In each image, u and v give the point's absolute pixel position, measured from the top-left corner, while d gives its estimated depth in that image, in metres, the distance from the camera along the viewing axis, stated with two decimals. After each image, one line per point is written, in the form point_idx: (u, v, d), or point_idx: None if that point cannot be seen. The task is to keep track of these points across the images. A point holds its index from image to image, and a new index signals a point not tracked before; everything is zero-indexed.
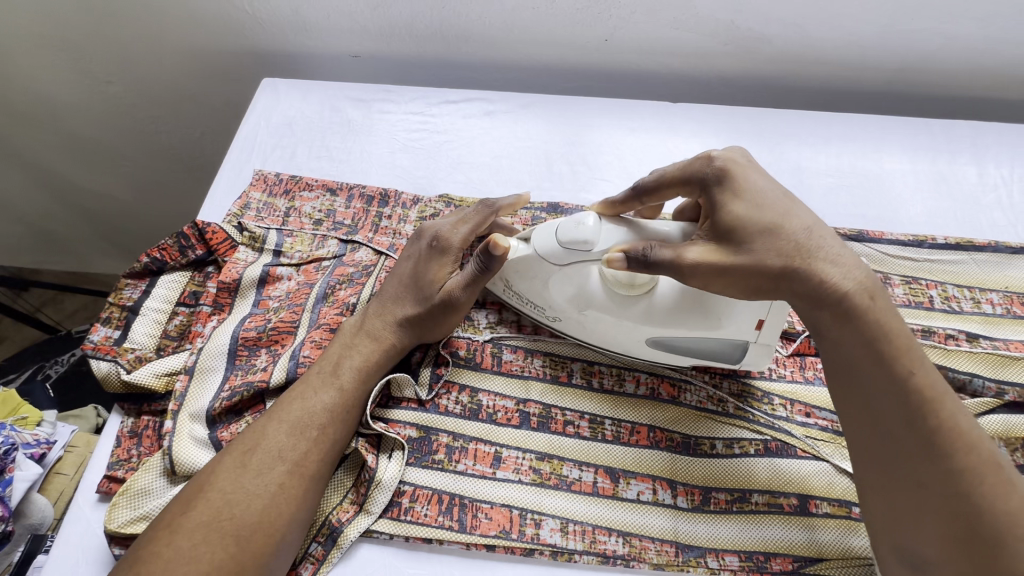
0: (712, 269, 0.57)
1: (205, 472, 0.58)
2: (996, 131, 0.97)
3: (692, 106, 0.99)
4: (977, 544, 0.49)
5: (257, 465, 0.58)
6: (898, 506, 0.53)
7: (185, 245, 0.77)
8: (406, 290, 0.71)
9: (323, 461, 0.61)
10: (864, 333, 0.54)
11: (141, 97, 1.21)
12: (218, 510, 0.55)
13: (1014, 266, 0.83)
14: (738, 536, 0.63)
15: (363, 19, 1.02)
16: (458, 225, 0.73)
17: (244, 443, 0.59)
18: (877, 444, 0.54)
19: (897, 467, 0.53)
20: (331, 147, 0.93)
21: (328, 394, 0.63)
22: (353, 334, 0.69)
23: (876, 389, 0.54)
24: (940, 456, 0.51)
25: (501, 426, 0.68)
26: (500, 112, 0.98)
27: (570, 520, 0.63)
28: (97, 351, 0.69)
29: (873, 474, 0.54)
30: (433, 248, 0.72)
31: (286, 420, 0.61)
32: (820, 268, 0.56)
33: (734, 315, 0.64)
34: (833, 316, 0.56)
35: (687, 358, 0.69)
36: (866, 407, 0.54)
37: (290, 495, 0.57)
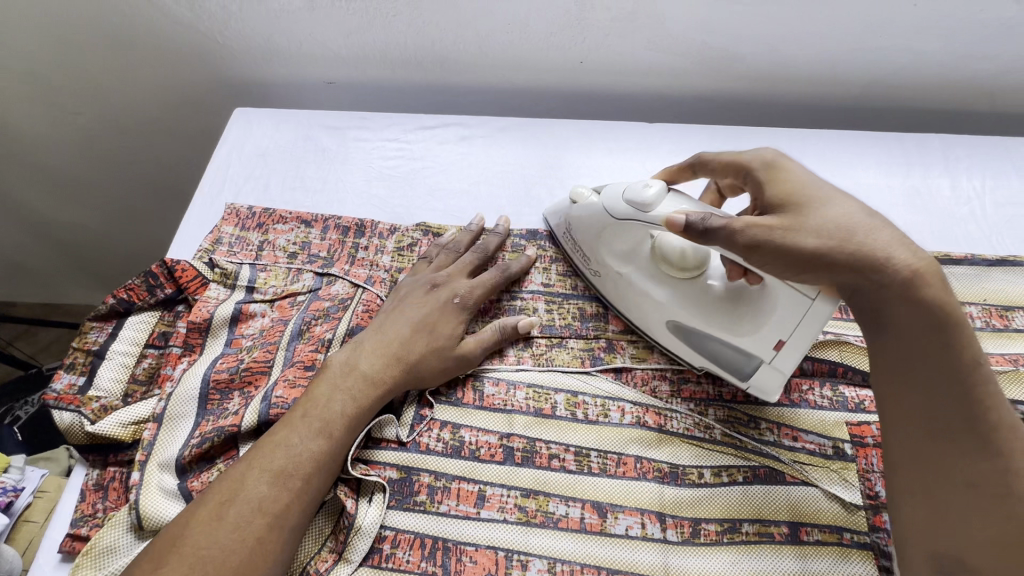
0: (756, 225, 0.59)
1: (178, 523, 0.55)
2: (966, 144, 0.98)
3: (667, 126, 1.00)
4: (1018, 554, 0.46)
5: (233, 518, 0.55)
6: (937, 505, 0.50)
7: (153, 284, 0.75)
8: (419, 334, 0.70)
9: (303, 511, 0.58)
10: (923, 322, 0.53)
11: (112, 127, 1.18)
12: (190, 569, 0.52)
13: (991, 279, 0.83)
14: (731, 568, 0.61)
15: (336, 46, 1.02)
16: (477, 286, 0.75)
17: (220, 493, 0.56)
18: (924, 436, 0.52)
19: (943, 461, 0.51)
20: (305, 177, 0.92)
21: (316, 442, 0.61)
22: (341, 376, 0.66)
23: (927, 379, 0.52)
24: (988, 455, 0.49)
25: (484, 463, 0.66)
26: (476, 137, 0.97)
27: (557, 560, 0.61)
28: (60, 401, 0.66)
29: (913, 469, 0.52)
30: (456, 304, 0.74)
31: (268, 468, 0.58)
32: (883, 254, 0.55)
33: (752, 322, 0.65)
34: (892, 299, 0.55)
35: (706, 357, 0.71)
36: (916, 396, 0.53)
37: (265, 551, 0.55)
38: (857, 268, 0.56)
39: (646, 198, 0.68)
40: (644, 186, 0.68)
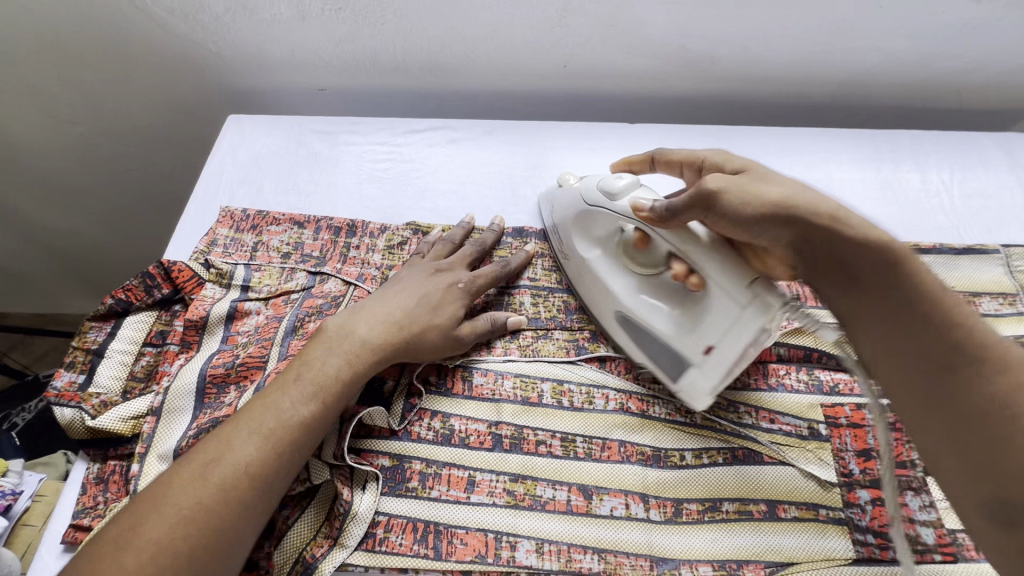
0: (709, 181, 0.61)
1: (164, 482, 0.54)
2: (934, 139, 1.02)
3: (648, 126, 1.03)
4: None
5: (219, 479, 0.54)
6: (963, 448, 0.47)
7: (151, 285, 0.77)
8: (421, 307, 0.72)
9: (287, 475, 0.59)
10: (876, 263, 0.53)
11: (107, 136, 1.21)
12: (172, 527, 0.51)
13: (959, 266, 0.87)
14: (712, 545, 0.64)
15: (326, 54, 1.05)
16: (482, 275, 0.78)
17: (207, 454, 0.56)
18: (924, 376, 0.50)
19: (950, 397, 0.48)
20: (297, 181, 0.94)
21: (306, 408, 0.61)
22: (338, 341, 0.66)
23: (902, 317, 0.51)
24: (989, 374, 0.47)
25: (474, 450, 0.68)
26: (463, 139, 1.00)
27: (544, 540, 0.63)
28: (60, 398, 0.68)
29: (925, 417, 0.50)
30: (461, 287, 0.76)
31: (258, 432, 0.58)
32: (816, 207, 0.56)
33: (685, 325, 0.66)
34: (842, 247, 0.55)
35: (647, 351, 0.72)
36: (896, 346, 0.52)
37: (248, 512, 0.55)
38: (797, 225, 0.57)
39: (617, 187, 0.70)
40: (618, 177, 0.71)
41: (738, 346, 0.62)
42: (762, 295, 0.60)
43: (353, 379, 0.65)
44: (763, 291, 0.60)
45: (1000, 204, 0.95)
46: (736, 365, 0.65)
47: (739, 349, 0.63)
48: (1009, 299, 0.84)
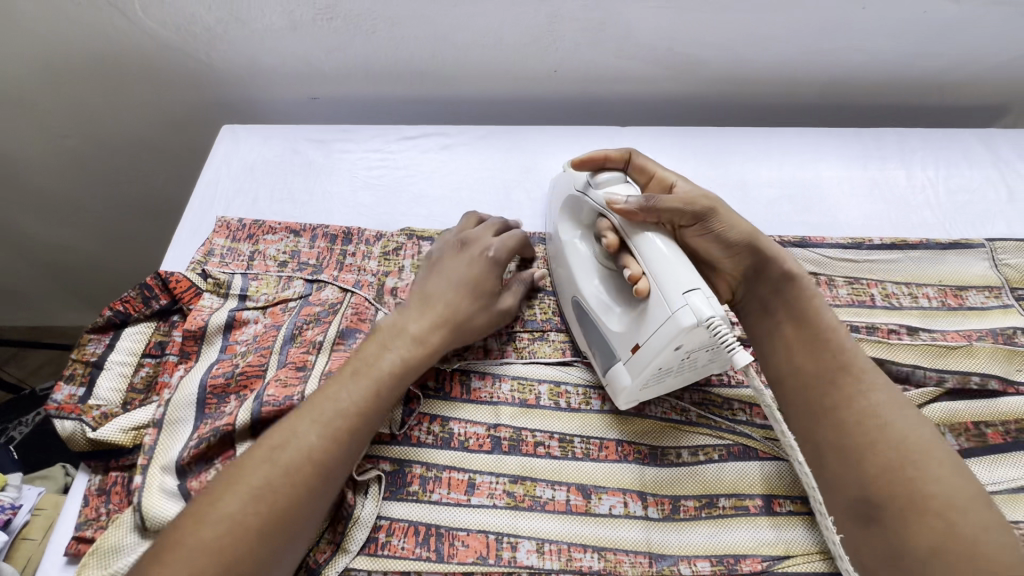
0: (703, 196, 0.67)
1: (234, 466, 0.57)
2: (919, 137, 1.04)
3: (638, 129, 1.05)
4: (913, 470, 0.54)
5: (286, 463, 0.57)
6: (843, 449, 0.58)
7: (149, 295, 0.77)
8: (461, 285, 0.72)
9: (348, 461, 0.60)
10: (796, 301, 0.66)
11: (101, 148, 1.21)
12: (245, 505, 0.54)
13: (946, 261, 0.88)
14: (710, 541, 0.65)
15: (319, 63, 1.06)
16: (507, 245, 0.78)
17: (273, 440, 0.58)
18: (819, 390, 0.61)
19: (836, 407, 0.59)
20: (292, 190, 0.95)
21: (360, 397, 0.62)
22: (393, 335, 0.68)
23: (811, 344, 0.64)
24: (866, 393, 0.59)
25: (473, 452, 0.69)
26: (457, 145, 1.01)
27: (545, 540, 0.64)
28: (61, 410, 0.68)
29: (816, 423, 0.61)
30: (490, 257, 0.76)
31: (319, 420, 0.60)
32: (768, 247, 0.68)
33: (627, 323, 0.66)
34: (777, 284, 0.67)
35: (599, 348, 0.72)
36: (805, 366, 0.63)
37: (313, 495, 0.57)
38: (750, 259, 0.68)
39: (601, 177, 0.71)
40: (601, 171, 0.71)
41: (661, 352, 0.60)
42: (692, 305, 0.57)
43: (406, 373, 0.66)
44: (695, 301, 0.57)
45: (985, 199, 0.97)
46: (665, 369, 0.63)
47: (661, 354, 0.60)
48: (994, 292, 0.86)
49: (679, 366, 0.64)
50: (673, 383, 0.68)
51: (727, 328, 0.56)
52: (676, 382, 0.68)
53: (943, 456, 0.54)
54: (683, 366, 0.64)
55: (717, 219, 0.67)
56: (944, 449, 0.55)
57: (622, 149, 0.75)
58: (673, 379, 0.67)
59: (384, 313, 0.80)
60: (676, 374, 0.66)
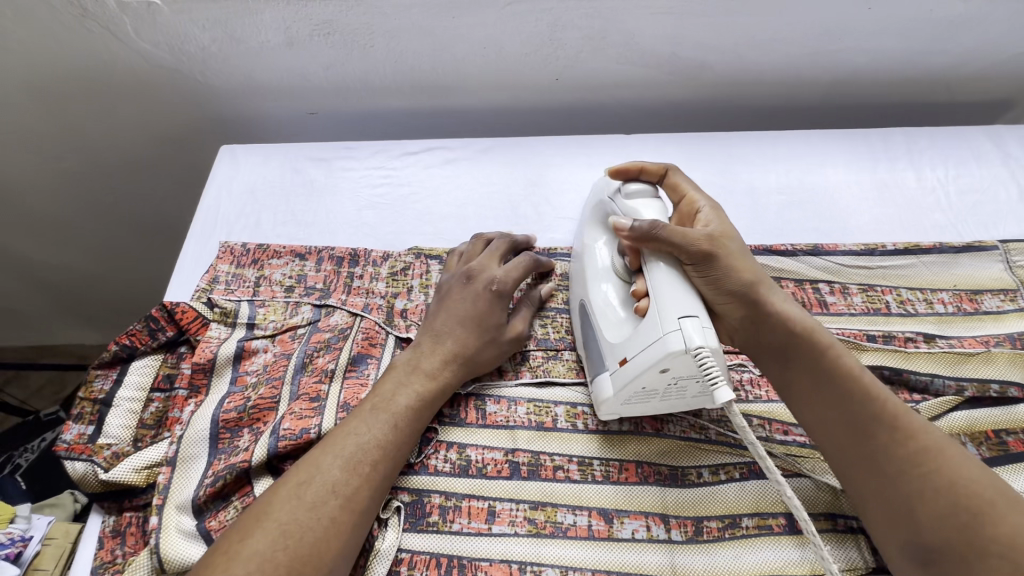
0: (703, 238, 0.62)
1: (260, 503, 0.55)
2: (927, 136, 1.03)
3: (645, 137, 1.03)
4: (966, 514, 0.53)
5: (311, 498, 0.55)
6: (887, 499, 0.57)
7: (155, 328, 0.76)
8: (467, 322, 0.71)
9: (372, 497, 0.59)
10: (806, 347, 0.63)
11: (97, 169, 1.18)
12: (273, 542, 0.52)
13: (960, 264, 0.87)
14: (735, 563, 0.64)
15: (316, 78, 1.04)
16: (514, 272, 0.76)
17: (298, 475, 0.57)
18: (853, 438, 0.60)
19: (874, 455, 0.59)
20: (295, 211, 0.93)
21: (380, 430, 0.62)
22: (409, 372, 0.68)
23: (833, 393, 0.61)
24: (903, 439, 0.58)
25: (492, 479, 0.68)
26: (460, 159, 1.00)
27: (569, 568, 0.63)
28: (71, 451, 0.67)
29: (858, 474, 0.60)
30: (494, 290, 0.74)
31: (341, 454, 0.59)
32: (767, 292, 0.64)
33: (619, 339, 0.65)
34: (784, 331, 0.63)
35: (593, 358, 0.71)
36: (835, 416, 0.61)
37: (339, 530, 0.55)
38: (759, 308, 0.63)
39: (631, 189, 0.70)
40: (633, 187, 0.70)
41: (646, 372, 0.59)
42: (684, 332, 0.56)
43: (422, 408, 0.66)
44: (688, 329, 0.56)
45: (996, 199, 0.96)
46: (649, 390, 0.63)
47: (644, 375, 0.60)
48: (1009, 295, 0.85)
49: (665, 391, 0.63)
50: (656, 408, 0.67)
51: (714, 362, 0.55)
52: (660, 406, 0.67)
53: (998, 495, 0.53)
54: (669, 392, 0.63)
55: (719, 266, 0.62)
56: (997, 486, 0.54)
57: (660, 164, 0.73)
58: (657, 403, 0.66)
59: (395, 338, 0.78)
60: (661, 398, 0.64)
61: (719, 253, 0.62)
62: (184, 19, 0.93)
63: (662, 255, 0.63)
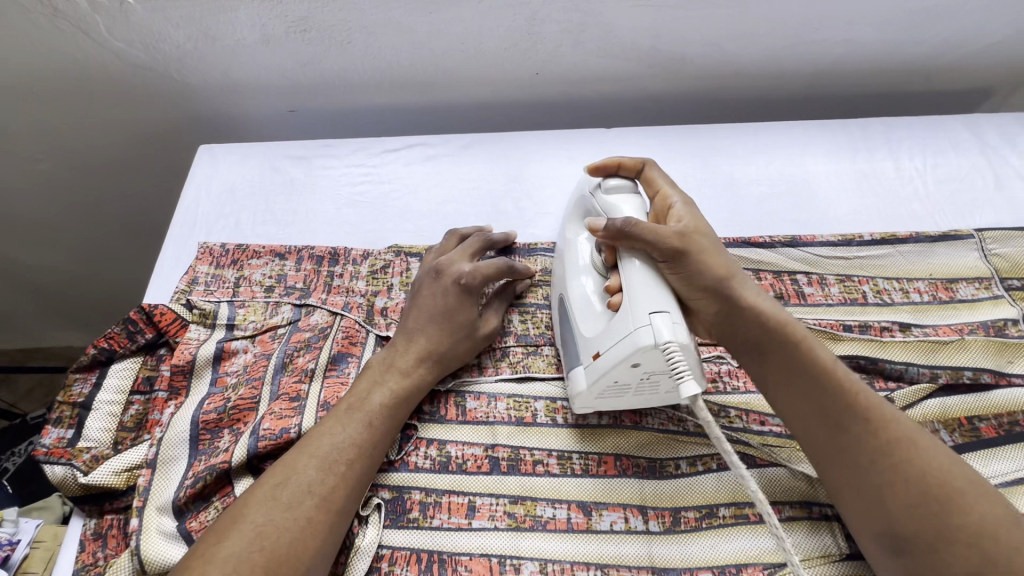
0: (675, 235, 0.63)
1: (236, 505, 0.57)
2: (905, 126, 1.04)
3: (625, 130, 1.03)
4: (934, 504, 0.54)
5: (287, 499, 0.56)
6: (859, 490, 0.58)
7: (134, 330, 0.76)
8: (437, 320, 0.72)
9: (349, 497, 0.60)
10: (779, 341, 0.63)
11: (75, 170, 1.17)
12: (250, 543, 0.53)
13: (936, 253, 0.88)
14: (711, 552, 0.65)
15: (295, 75, 1.03)
16: (484, 265, 0.75)
17: (274, 476, 0.58)
18: (825, 431, 0.60)
19: (846, 445, 0.59)
20: (275, 210, 0.93)
21: (355, 430, 0.63)
22: (384, 372, 0.68)
23: (806, 386, 0.61)
24: (875, 430, 0.58)
25: (472, 475, 0.69)
26: (441, 156, 1.00)
27: (548, 560, 0.64)
28: (50, 455, 0.67)
29: (832, 464, 0.60)
30: (463, 286, 0.73)
31: (316, 455, 0.60)
32: (739, 288, 0.64)
33: (592, 335, 0.65)
34: (757, 325, 0.64)
35: (569, 353, 0.71)
36: (808, 408, 0.61)
37: (316, 528, 0.56)
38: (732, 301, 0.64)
39: (610, 184, 0.70)
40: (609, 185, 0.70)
41: (617, 366, 0.60)
42: (653, 326, 0.57)
43: (396, 407, 0.66)
44: (658, 323, 0.57)
45: (973, 187, 0.97)
46: (621, 384, 0.63)
47: (617, 369, 0.60)
48: (984, 283, 0.86)
49: (637, 385, 0.63)
50: (631, 402, 0.68)
51: (682, 356, 0.55)
52: (635, 402, 0.67)
53: (968, 484, 0.54)
54: (642, 386, 0.63)
55: (690, 261, 0.62)
56: (966, 473, 0.55)
57: (637, 159, 0.74)
58: (631, 397, 0.66)
59: (376, 336, 0.78)
60: (634, 392, 0.65)
61: (690, 248, 0.63)
62: (157, 17, 0.92)
63: (636, 251, 0.64)
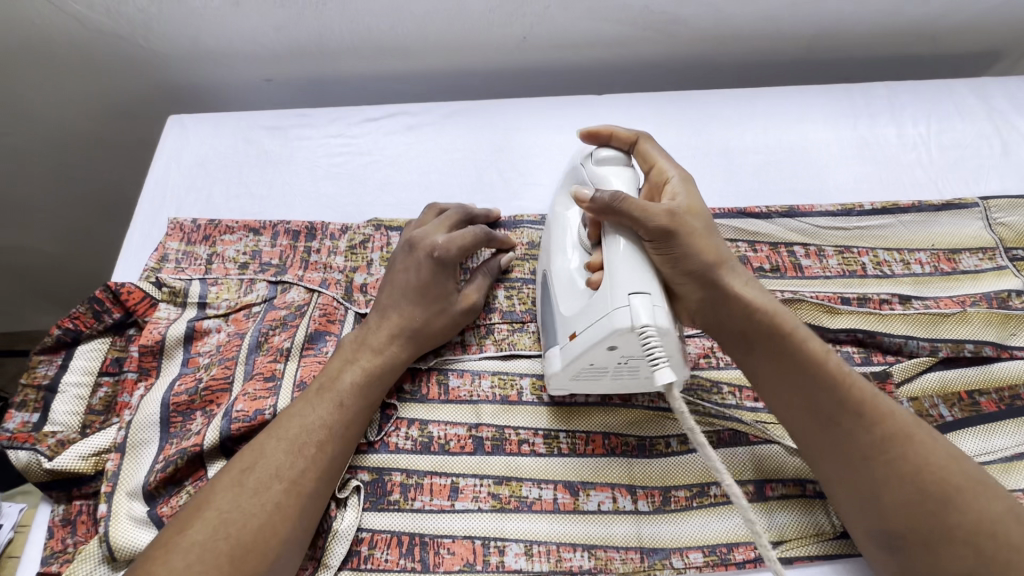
0: (665, 212, 0.57)
1: (202, 491, 0.54)
2: (911, 90, 0.99)
3: (617, 97, 0.98)
4: (932, 501, 0.52)
5: (253, 484, 0.54)
6: (853, 487, 0.56)
7: (100, 310, 0.72)
8: (412, 296, 0.68)
9: (322, 480, 0.57)
10: (771, 332, 0.59)
11: (42, 146, 1.11)
12: (214, 530, 0.51)
13: (939, 223, 0.85)
14: (701, 531, 0.63)
15: (268, 41, 0.97)
16: (460, 237, 0.71)
17: (241, 460, 0.56)
18: (819, 425, 0.58)
19: (840, 440, 0.57)
20: (249, 184, 0.89)
21: (326, 410, 0.60)
22: (358, 350, 0.65)
23: (799, 380, 0.58)
24: (871, 424, 0.56)
25: (454, 456, 0.66)
26: (423, 125, 0.95)
27: (533, 542, 0.62)
28: (13, 441, 0.64)
29: (825, 460, 0.58)
30: (437, 259, 0.69)
31: (284, 437, 0.57)
32: (729, 277, 0.59)
33: (571, 312, 0.61)
34: (746, 317, 0.59)
35: (548, 331, 0.68)
36: (803, 400, 0.58)
37: (285, 514, 0.54)
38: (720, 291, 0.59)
39: (602, 155, 0.66)
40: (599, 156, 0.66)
41: (592, 348, 0.57)
42: (632, 308, 0.53)
43: (371, 387, 0.63)
44: (637, 305, 0.52)
45: (979, 154, 0.93)
46: (598, 367, 0.60)
47: (592, 351, 0.57)
48: (988, 254, 0.83)
49: (614, 370, 0.61)
50: (609, 384, 0.65)
51: (659, 344, 0.52)
52: (612, 386, 0.64)
53: (965, 478, 0.53)
54: (620, 371, 0.60)
55: (679, 244, 0.57)
56: (964, 467, 0.54)
57: (631, 130, 0.69)
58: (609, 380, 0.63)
59: (355, 313, 0.75)
60: (612, 375, 0.62)
61: (680, 230, 0.57)
62: None
63: (622, 229, 0.58)
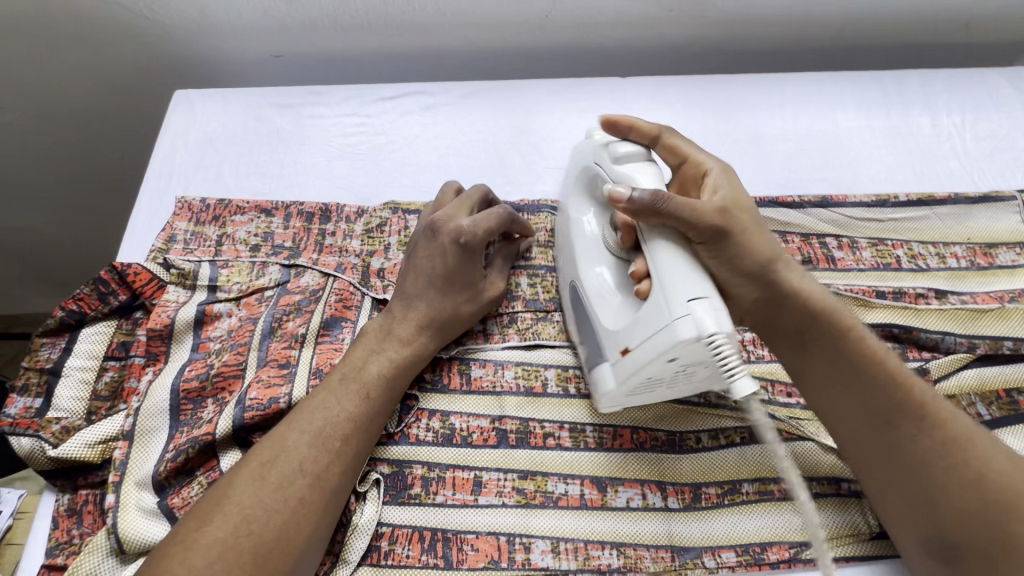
0: (718, 208, 0.53)
1: (221, 485, 0.51)
2: (944, 78, 0.96)
3: (642, 80, 0.95)
4: (995, 509, 0.50)
5: (276, 478, 0.51)
6: (907, 492, 0.54)
7: (105, 292, 0.69)
8: (437, 286, 0.65)
9: (345, 475, 0.55)
10: (827, 330, 0.56)
11: (40, 121, 1.07)
12: (236, 525, 0.48)
13: (975, 216, 0.82)
14: (732, 530, 0.61)
15: (279, 14, 0.93)
16: (485, 219, 0.66)
17: (263, 453, 0.53)
18: (874, 431, 0.55)
19: (897, 445, 0.54)
20: (259, 162, 0.85)
21: (351, 401, 0.57)
22: (384, 340, 0.62)
23: (853, 384, 0.56)
24: (930, 431, 0.53)
25: (478, 448, 0.64)
26: (441, 105, 0.91)
27: (560, 539, 0.60)
28: (16, 427, 0.61)
29: (879, 466, 0.55)
30: (462, 246, 0.65)
31: (307, 430, 0.54)
32: (784, 272, 0.56)
33: (621, 327, 0.57)
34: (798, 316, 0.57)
35: (589, 339, 0.64)
36: (859, 405, 0.56)
37: (311, 510, 0.51)
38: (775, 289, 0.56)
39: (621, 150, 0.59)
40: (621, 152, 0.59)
41: (653, 362, 0.53)
42: (695, 317, 0.48)
43: (397, 378, 0.61)
44: (700, 314, 0.48)
45: (1014, 145, 0.90)
46: (654, 378, 0.56)
47: (651, 364, 0.53)
48: None
49: (670, 378, 0.56)
50: (664, 393, 0.61)
51: (729, 349, 0.48)
52: (668, 393, 0.60)
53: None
54: (676, 379, 0.56)
55: (732, 241, 0.53)
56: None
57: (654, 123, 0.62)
58: (664, 389, 0.59)
59: (372, 299, 0.72)
60: (667, 385, 0.58)
61: (733, 224, 0.53)
62: None
63: (664, 228, 0.53)
